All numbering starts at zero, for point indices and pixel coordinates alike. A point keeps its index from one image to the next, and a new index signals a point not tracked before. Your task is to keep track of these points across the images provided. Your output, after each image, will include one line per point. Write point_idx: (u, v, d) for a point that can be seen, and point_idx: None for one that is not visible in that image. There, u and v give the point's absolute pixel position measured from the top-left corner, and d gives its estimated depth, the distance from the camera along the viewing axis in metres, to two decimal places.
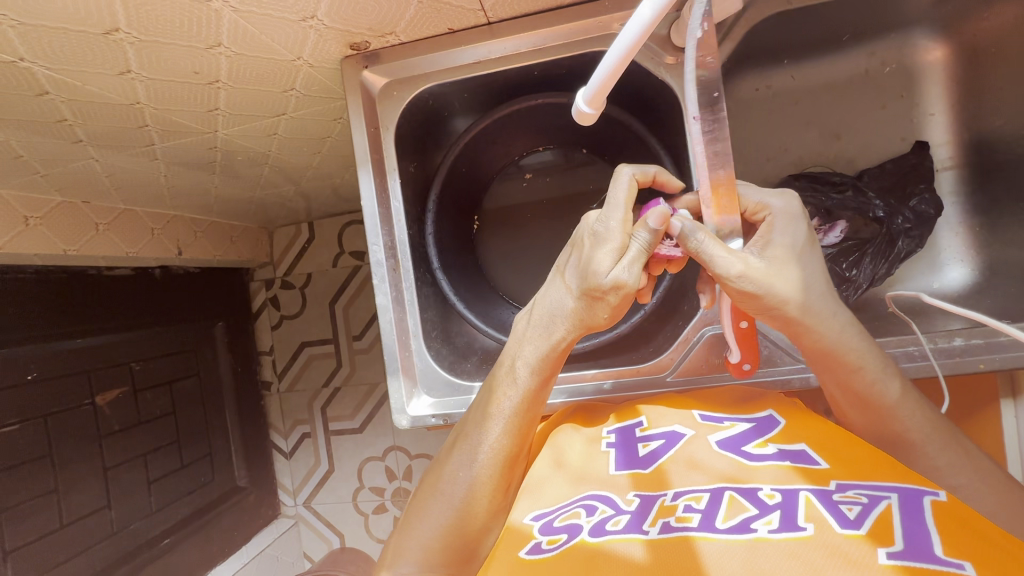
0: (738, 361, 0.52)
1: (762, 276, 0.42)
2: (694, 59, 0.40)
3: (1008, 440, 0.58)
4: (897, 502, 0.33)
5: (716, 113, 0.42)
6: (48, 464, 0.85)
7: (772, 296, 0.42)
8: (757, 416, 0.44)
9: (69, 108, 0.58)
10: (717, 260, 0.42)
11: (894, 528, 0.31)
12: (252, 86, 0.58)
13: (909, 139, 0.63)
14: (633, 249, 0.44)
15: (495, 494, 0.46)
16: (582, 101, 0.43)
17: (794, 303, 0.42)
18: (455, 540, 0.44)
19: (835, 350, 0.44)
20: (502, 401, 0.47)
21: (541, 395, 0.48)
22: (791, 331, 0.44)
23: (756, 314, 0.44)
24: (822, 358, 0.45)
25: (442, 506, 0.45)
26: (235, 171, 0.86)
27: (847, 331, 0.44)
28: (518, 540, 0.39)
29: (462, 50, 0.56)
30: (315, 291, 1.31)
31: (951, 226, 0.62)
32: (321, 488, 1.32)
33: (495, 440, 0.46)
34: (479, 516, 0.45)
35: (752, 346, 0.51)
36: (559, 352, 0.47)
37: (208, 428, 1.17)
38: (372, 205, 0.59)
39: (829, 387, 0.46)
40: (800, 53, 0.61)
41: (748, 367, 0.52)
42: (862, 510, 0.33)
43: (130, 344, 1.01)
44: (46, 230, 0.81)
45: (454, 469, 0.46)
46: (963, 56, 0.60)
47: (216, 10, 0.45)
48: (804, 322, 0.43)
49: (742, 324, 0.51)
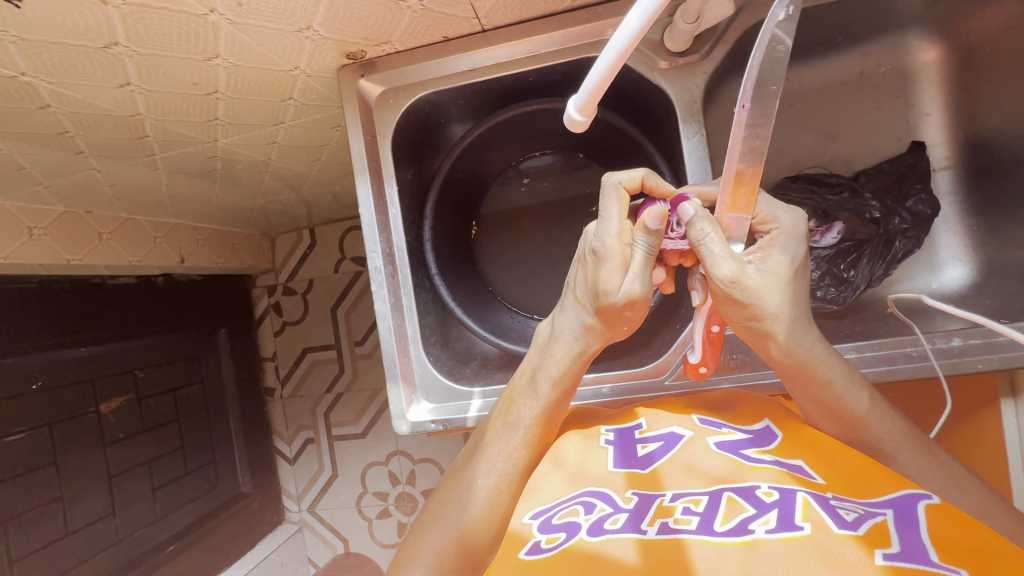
0: (696, 362, 0.51)
1: (750, 286, 0.42)
2: (763, 42, 0.36)
3: (1009, 440, 0.58)
4: (893, 517, 0.33)
5: (766, 107, 0.38)
6: (54, 472, 0.86)
7: (762, 308, 0.42)
8: (754, 428, 0.44)
9: (69, 120, 0.59)
10: (716, 260, 0.42)
11: (891, 534, 0.31)
12: (251, 96, 0.59)
13: (905, 139, 0.63)
14: (637, 258, 0.44)
15: (514, 502, 0.46)
16: (573, 109, 0.43)
17: (779, 314, 0.42)
18: (470, 545, 0.44)
19: (805, 366, 0.44)
20: (522, 411, 0.48)
21: (561, 406, 0.48)
22: (760, 344, 0.45)
23: (739, 326, 0.44)
24: (790, 374, 0.45)
25: (457, 510, 0.45)
26: (237, 179, 0.87)
27: (818, 346, 0.44)
28: (517, 540, 0.40)
29: (457, 57, 0.57)
30: (317, 296, 1.32)
31: (949, 226, 0.62)
32: (326, 493, 1.32)
33: (514, 449, 0.47)
34: (495, 526, 0.44)
35: (715, 352, 0.50)
36: (579, 365, 0.48)
37: (211, 434, 1.17)
38: (370, 212, 0.59)
39: (801, 401, 0.46)
40: (794, 56, 0.62)
41: (703, 370, 0.51)
42: (858, 516, 0.33)
43: (134, 352, 1.01)
44: (49, 240, 0.82)
45: (470, 477, 0.47)
46: (958, 57, 0.60)
47: (213, 23, 0.46)
48: (783, 339, 0.43)
49: (714, 329, 0.49)
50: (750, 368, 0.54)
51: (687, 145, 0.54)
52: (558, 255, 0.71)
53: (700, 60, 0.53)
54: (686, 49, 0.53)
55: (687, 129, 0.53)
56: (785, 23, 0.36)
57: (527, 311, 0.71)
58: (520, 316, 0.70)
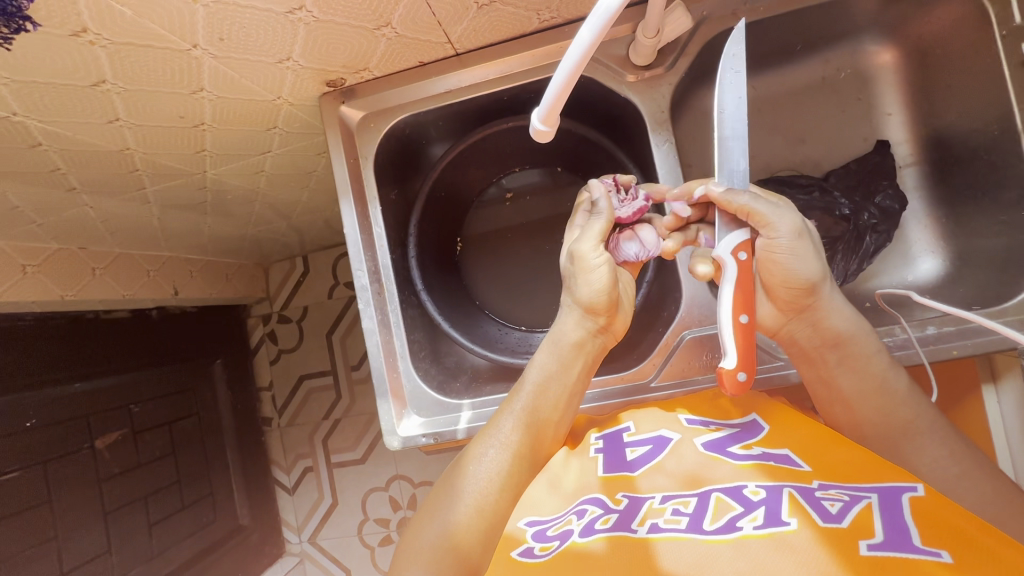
0: (733, 369, 0.44)
1: (796, 241, 0.44)
2: (724, 68, 0.45)
3: (992, 425, 0.57)
4: (877, 500, 0.35)
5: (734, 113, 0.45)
6: (48, 511, 0.85)
7: (810, 264, 0.44)
8: (740, 422, 0.46)
9: (61, 157, 0.61)
10: (776, 216, 0.43)
11: (874, 521, 0.34)
12: (236, 127, 0.61)
13: (871, 139, 0.65)
14: (594, 224, 0.49)
15: (505, 494, 0.45)
16: (537, 120, 0.45)
17: (820, 275, 0.44)
18: (461, 542, 0.43)
19: (856, 334, 0.46)
20: (514, 399, 0.49)
21: (552, 393, 0.49)
22: (818, 313, 0.46)
23: (776, 285, 0.45)
24: (839, 345, 0.47)
25: (451, 503, 0.45)
26: (227, 210, 0.89)
27: (862, 321, 0.47)
28: (513, 542, 0.43)
29: (434, 81, 0.59)
30: (312, 323, 1.33)
31: (918, 220, 0.63)
32: (326, 523, 1.30)
33: (505, 435, 0.47)
34: (487, 516, 0.44)
35: (747, 351, 0.45)
36: (569, 349, 0.50)
37: (208, 467, 1.16)
38: (355, 233, 0.61)
39: (846, 383, 0.47)
40: (758, 65, 0.64)
41: (742, 378, 0.44)
42: (843, 506, 0.35)
43: (128, 387, 1.01)
44: (43, 277, 0.84)
45: (467, 469, 0.46)
46: (912, 57, 0.61)
47: (197, 58, 0.48)
48: (835, 302, 0.46)
49: (742, 320, 0.45)
50: None
51: (657, 154, 0.56)
52: (543, 268, 0.73)
53: (664, 72, 0.55)
54: (651, 62, 0.55)
55: (657, 138, 0.56)
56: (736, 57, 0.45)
57: (515, 323, 0.72)
58: (508, 329, 0.71)
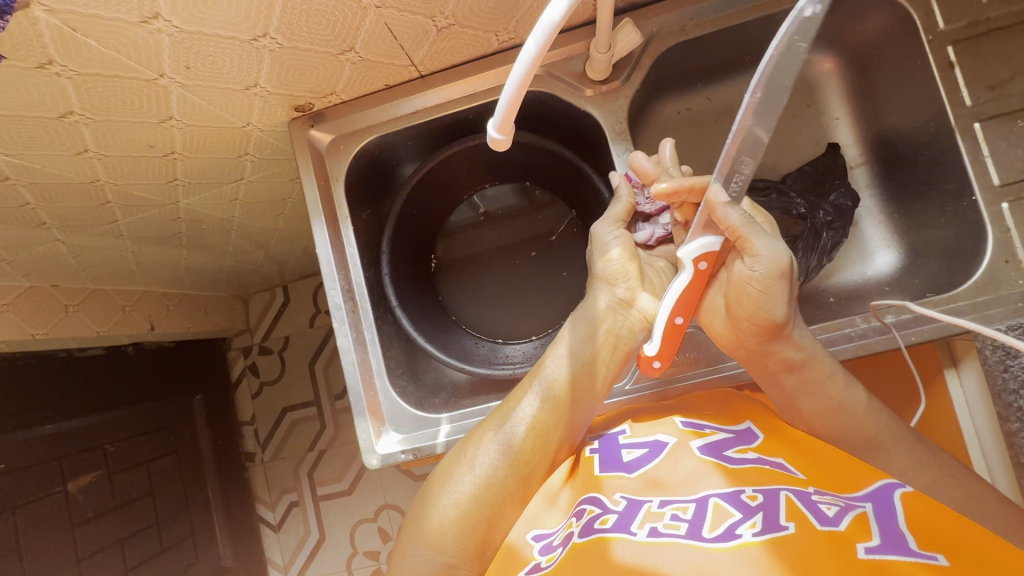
0: (651, 355, 0.49)
1: (772, 280, 0.45)
2: (783, 35, 0.38)
3: (959, 411, 0.59)
4: (872, 510, 0.37)
5: (774, 100, 0.41)
6: (18, 560, 0.81)
7: (777, 306, 0.45)
8: (737, 428, 0.47)
9: (30, 192, 0.61)
10: (759, 244, 0.45)
11: (870, 526, 0.35)
12: (207, 155, 0.62)
13: (822, 142, 0.68)
14: (614, 208, 0.55)
15: (515, 479, 0.47)
16: (493, 129, 0.47)
17: (785, 318, 0.46)
18: (465, 520, 0.45)
19: (813, 359, 0.48)
20: (535, 383, 0.50)
21: (571, 380, 0.50)
22: (779, 341, 0.47)
23: (741, 317, 0.47)
24: (797, 370, 0.48)
25: (458, 481, 0.47)
26: (203, 241, 0.89)
27: (819, 346, 0.49)
28: (519, 560, 0.43)
29: (401, 102, 0.61)
30: (294, 352, 1.32)
31: (872, 217, 0.67)
32: (314, 559, 1.26)
33: (522, 419, 0.48)
34: (494, 497, 0.46)
35: (671, 347, 0.49)
36: (591, 338, 0.51)
37: (189, 505, 1.13)
38: (327, 252, 0.61)
39: (800, 402, 0.48)
40: (711, 77, 0.67)
41: (657, 363, 0.50)
42: (839, 509, 0.37)
43: (104, 426, 0.98)
44: (13, 315, 0.83)
45: (479, 447, 0.48)
46: (852, 65, 0.65)
47: (164, 86, 0.49)
48: (795, 334, 0.47)
49: (676, 320, 0.49)
50: (705, 364, 0.56)
51: (618, 161, 0.58)
52: (518, 281, 0.74)
53: (621, 85, 0.58)
54: (607, 77, 0.58)
55: (617, 147, 0.58)
56: (811, 18, 0.38)
57: (494, 336, 0.73)
58: (486, 343, 0.72)
